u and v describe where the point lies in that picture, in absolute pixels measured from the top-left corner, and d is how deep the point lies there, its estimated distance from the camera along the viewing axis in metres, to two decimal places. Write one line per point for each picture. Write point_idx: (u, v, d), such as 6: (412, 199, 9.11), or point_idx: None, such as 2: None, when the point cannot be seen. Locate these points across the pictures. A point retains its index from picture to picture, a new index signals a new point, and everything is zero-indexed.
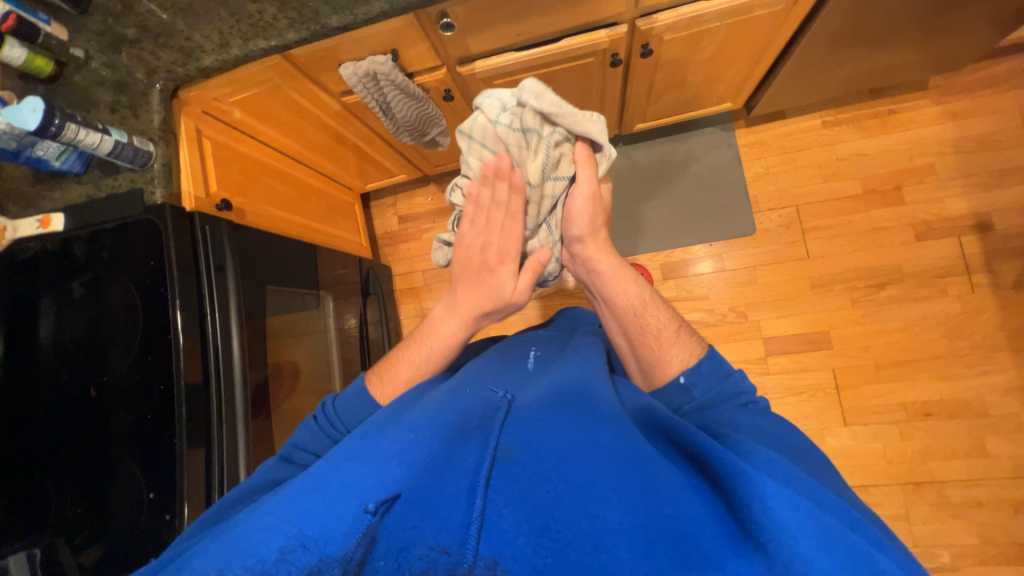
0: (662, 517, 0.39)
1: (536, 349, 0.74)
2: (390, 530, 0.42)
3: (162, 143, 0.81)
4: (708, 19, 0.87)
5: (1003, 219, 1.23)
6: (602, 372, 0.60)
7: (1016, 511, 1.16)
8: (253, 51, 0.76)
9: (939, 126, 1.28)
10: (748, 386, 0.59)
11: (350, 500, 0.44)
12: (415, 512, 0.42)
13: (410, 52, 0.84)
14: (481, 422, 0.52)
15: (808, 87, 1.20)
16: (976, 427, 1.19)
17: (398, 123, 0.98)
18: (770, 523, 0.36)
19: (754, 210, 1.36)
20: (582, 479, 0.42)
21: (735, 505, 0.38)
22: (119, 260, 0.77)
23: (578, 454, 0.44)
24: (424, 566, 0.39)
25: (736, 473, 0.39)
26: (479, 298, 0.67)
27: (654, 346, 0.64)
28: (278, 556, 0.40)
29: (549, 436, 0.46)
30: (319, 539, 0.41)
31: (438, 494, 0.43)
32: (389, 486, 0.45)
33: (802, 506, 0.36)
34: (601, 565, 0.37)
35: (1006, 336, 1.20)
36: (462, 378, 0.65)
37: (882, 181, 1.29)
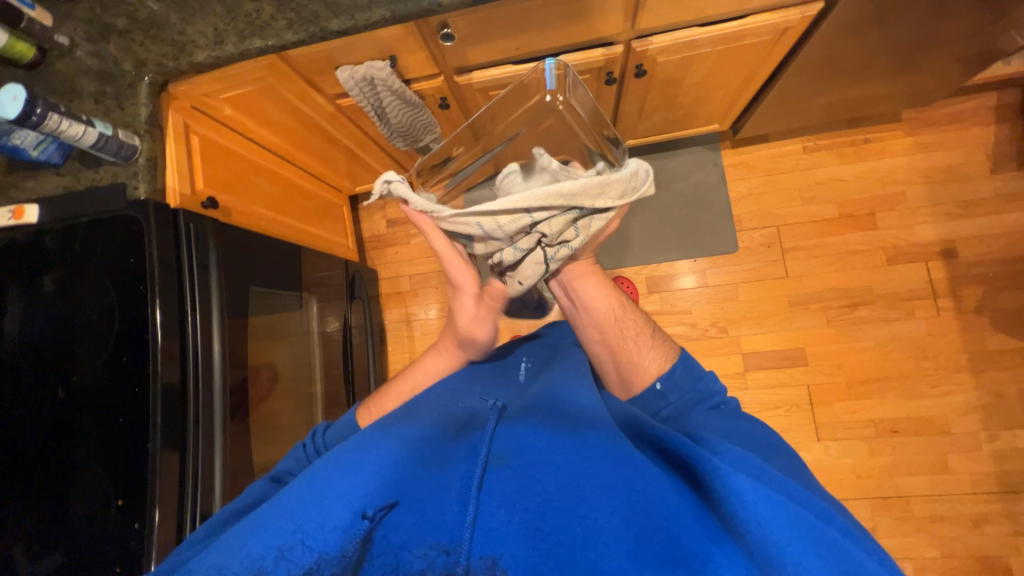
0: (650, 513, 0.39)
1: (527, 360, 0.75)
2: (387, 533, 0.42)
3: (148, 137, 0.79)
4: (700, 44, 0.90)
5: (966, 247, 1.30)
6: (589, 379, 0.62)
7: (974, 526, 1.21)
8: (248, 49, 0.75)
9: (910, 156, 1.35)
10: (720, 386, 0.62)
11: (342, 503, 0.43)
12: (413, 512, 0.43)
13: (409, 59, 0.84)
14: (472, 431, 0.52)
15: (790, 113, 1.24)
16: (940, 444, 1.25)
17: (393, 128, 0.97)
18: (746, 513, 0.37)
19: (737, 228, 1.40)
20: (572, 481, 0.42)
21: (715, 502, 0.39)
22: (94, 255, 0.74)
23: (566, 455, 0.45)
24: (421, 566, 0.39)
25: (712, 471, 0.40)
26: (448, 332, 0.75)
27: (635, 351, 0.66)
28: (277, 553, 0.41)
29: (539, 441, 0.47)
30: (317, 536, 0.42)
31: (431, 498, 0.44)
32: (385, 491, 0.44)
33: (775, 499, 0.37)
34: (590, 562, 0.37)
35: (968, 358, 1.26)
36: (451, 385, 0.66)
37: (857, 206, 1.35)
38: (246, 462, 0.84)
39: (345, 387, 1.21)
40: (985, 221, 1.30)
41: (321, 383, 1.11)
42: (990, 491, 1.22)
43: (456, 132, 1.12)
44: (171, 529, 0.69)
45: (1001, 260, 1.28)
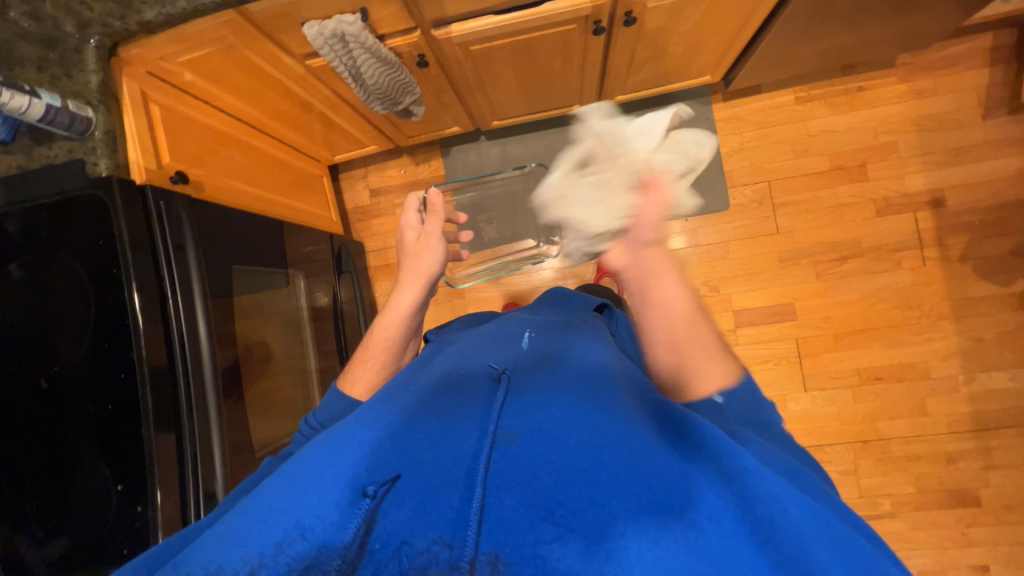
0: (671, 499, 0.40)
1: (531, 329, 0.73)
2: (386, 508, 0.42)
3: (103, 108, 0.73)
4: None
5: (956, 196, 1.29)
6: (600, 354, 0.62)
7: (948, 462, 1.28)
8: (202, 4, 0.69)
9: (903, 104, 1.32)
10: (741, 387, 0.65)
11: (344, 483, 0.44)
12: (414, 497, 0.43)
13: (381, 12, 0.78)
14: (478, 402, 0.52)
15: (783, 61, 1.20)
16: (920, 388, 1.30)
17: (369, 90, 0.91)
18: (776, 516, 0.38)
19: (728, 185, 1.38)
20: (585, 464, 0.43)
21: (745, 498, 0.40)
22: (59, 237, 0.70)
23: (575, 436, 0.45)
24: (424, 562, 0.39)
25: (749, 470, 0.41)
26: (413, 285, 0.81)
27: (705, 359, 0.61)
28: (277, 548, 0.40)
29: (548, 419, 0.48)
30: (317, 528, 0.41)
31: (436, 480, 0.44)
32: (386, 467, 0.45)
33: (810, 507, 0.39)
34: (607, 553, 0.38)
35: (951, 306, 1.29)
36: (454, 360, 0.65)
37: (848, 157, 1.34)
38: (245, 440, 0.84)
39: (340, 361, 1.20)
40: (976, 168, 1.29)
41: (315, 358, 1.10)
42: (964, 429, 1.28)
43: (437, 92, 1.06)
44: (174, 509, 0.70)
45: (990, 208, 1.28)
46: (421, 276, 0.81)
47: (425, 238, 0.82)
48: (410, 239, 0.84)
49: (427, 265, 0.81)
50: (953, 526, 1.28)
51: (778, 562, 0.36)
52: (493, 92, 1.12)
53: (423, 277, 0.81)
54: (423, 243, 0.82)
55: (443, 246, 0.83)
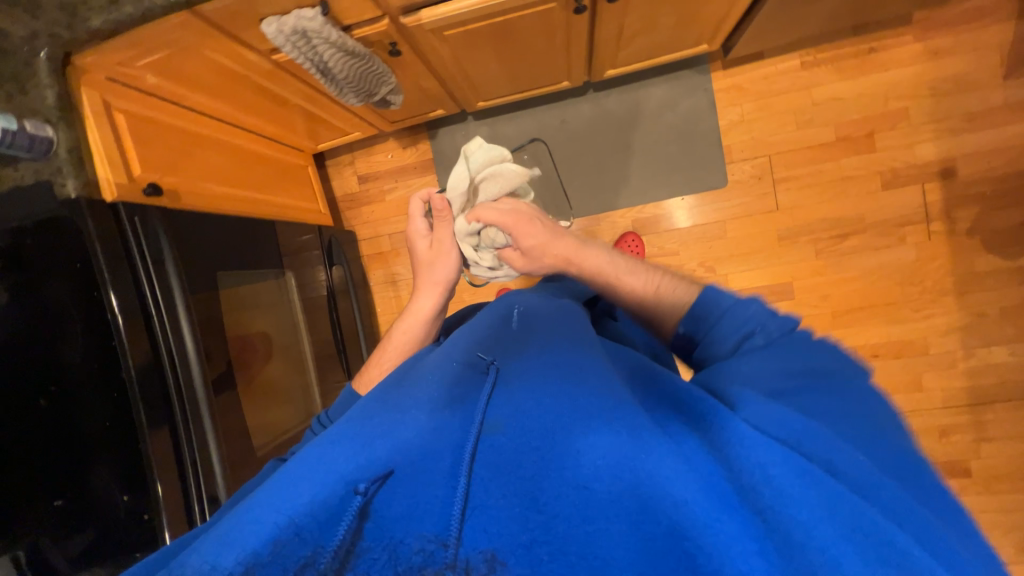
0: (659, 472, 0.36)
1: (529, 316, 0.70)
2: (372, 504, 0.40)
3: (64, 125, 0.71)
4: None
5: (967, 166, 1.22)
6: (592, 342, 0.58)
7: (941, 436, 1.30)
8: (151, 9, 0.65)
9: (917, 65, 1.22)
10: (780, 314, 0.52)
11: (332, 476, 0.40)
12: (406, 492, 0.41)
13: (343, 2, 0.72)
14: (469, 388, 0.49)
15: (787, 23, 1.11)
16: (917, 365, 1.29)
17: (340, 82, 0.88)
18: (772, 489, 0.33)
19: (727, 160, 1.32)
20: (567, 448, 0.40)
21: (733, 467, 0.35)
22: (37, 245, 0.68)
23: (558, 421, 0.42)
24: (420, 561, 0.37)
25: (741, 437, 0.36)
26: (430, 293, 0.86)
27: (733, 328, 0.53)
28: (275, 534, 0.38)
29: (535, 403, 0.44)
30: (310, 528, 0.38)
31: (425, 473, 0.41)
32: (378, 461, 0.41)
33: (818, 472, 0.33)
34: (588, 536, 0.36)
35: (955, 281, 1.25)
36: (447, 351, 0.63)
37: (855, 127, 1.26)
38: (244, 438, 0.87)
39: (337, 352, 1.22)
40: (991, 134, 1.21)
41: (309, 340, 1.11)
42: (961, 404, 1.28)
43: (415, 78, 1.01)
44: (178, 510, 0.75)
45: (1005, 178, 1.21)
46: (437, 283, 0.87)
47: (439, 247, 0.89)
48: (422, 249, 0.91)
49: (443, 273, 0.86)
50: None
51: (771, 540, 0.31)
52: (475, 74, 1.06)
53: (438, 286, 0.86)
54: (437, 250, 0.89)
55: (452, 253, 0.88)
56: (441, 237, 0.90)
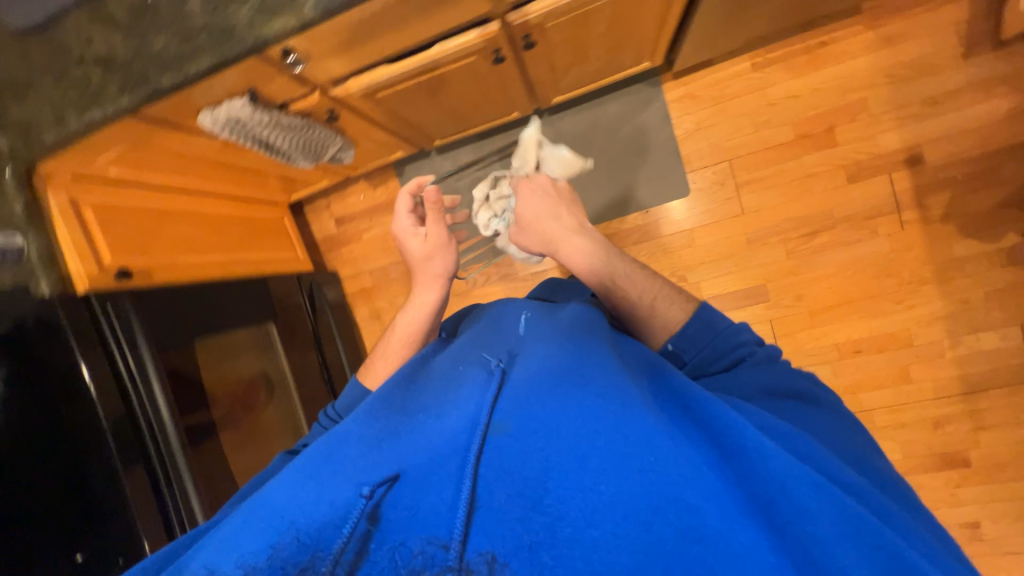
0: (659, 494, 0.39)
1: (529, 312, 0.70)
2: (382, 504, 0.44)
3: (33, 231, 0.78)
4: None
5: (934, 151, 1.19)
6: (603, 330, 0.60)
7: (935, 427, 1.27)
8: (92, 122, 0.70)
9: (872, 54, 1.20)
10: (746, 338, 0.66)
11: (347, 484, 0.44)
12: (413, 494, 0.44)
13: (270, 87, 0.77)
14: (477, 391, 0.53)
15: (727, 31, 1.10)
16: (902, 357, 1.26)
17: (285, 151, 0.95)
18: (784, 500, 0.38)
19: (688, 169, 1.32)
20: (575, 452, 0.42)
21: (748, 479, 0.40)
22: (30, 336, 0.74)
23: (568, 424, 0.44)
24: (419, 563, 0.40)
25: (759, 450, 0.41)
26: (429, 286, 0.88)
27: (728, 348, 0.65)
28: (271, 551, 0.41)
29: (540, 405, 0.46)
30: (316, 533, 0.42)
31: (435, 478, 0.45)
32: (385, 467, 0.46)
33: (814, 483, 0.39)
34: (591, 539, 0.38)
35: (933, 270, 1.22)
36: (452, 357, 0.66)
37: (814, 123, 1.24)
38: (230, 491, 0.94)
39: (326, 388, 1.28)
40: (956, 116, 1.18)
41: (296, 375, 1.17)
42: (953, 394, 1.25)
43: (363, 133, 1.05)
44: None
45: (974, 159, 1.18)
46: (437, 276, 0.88)
47: (434, 241, 0.88)
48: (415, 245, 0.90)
49: (441, 265, 0.87)
50: (941, 489, 1.28)
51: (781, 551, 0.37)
52: (421, 121, 1.09)
53: (440, 277, 0.88)
54: (433, 242, 0.88)
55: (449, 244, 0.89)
56: (435, 228, 0.89)
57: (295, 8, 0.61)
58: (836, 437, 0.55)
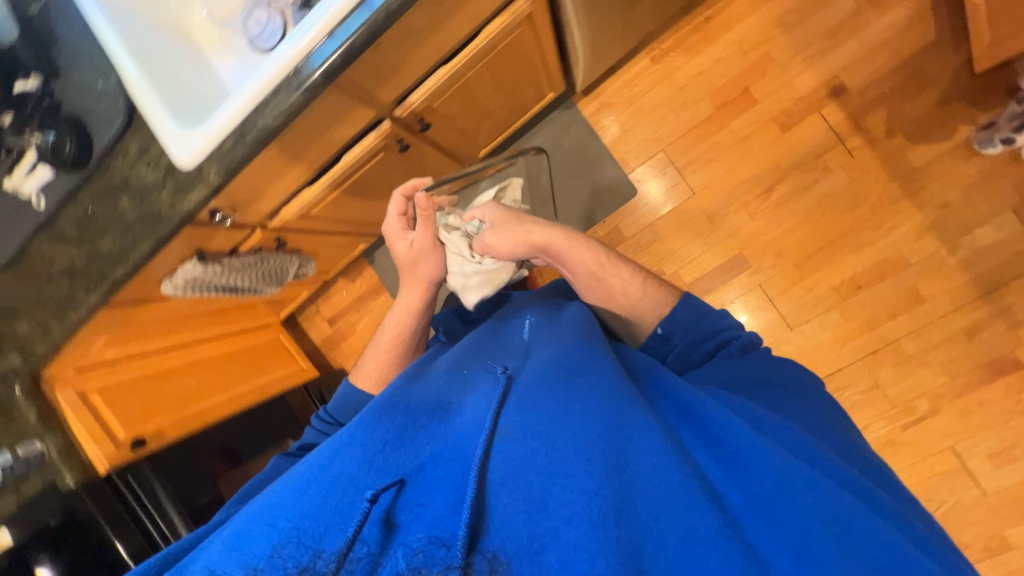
0: (662, 505, 0.40)
1: (533, 318, 0.73)
2: (390, 509, 0.43)
3: (47, 433, 0.86)
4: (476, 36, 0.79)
5: (853, 76, 1.20)
6: (598, 341, 0.62)
7: (969, 338, 1.20)
8: (71, 324, 0.79)
9: (757, 12, 1.24)
10: (728, 320, 0.70)
11: (352, 486, 0.43)
12: (417, 496, 0.44)
13: (213, 242, 0.85)
14: (484, 397, 0.53)
15: (612, 43, 1.16)
16: (906, 279, 1.21)
17: (249, 285, 1.03)
18: (780, 499, 0.41)
19: (628, 170, 1.36)
20: (579, 456, 0.42)
21: (752, 477, 0.43)
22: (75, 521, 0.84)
23: (573, 429, 0.45)
24: (419, 562, 0.38)
25: (751, 446, 0.44)
26: (413, 292, 0.84)
27: (714, 329, 0.68)
28: (269, 556, 0.38)
29: (545, 413, 0.47)
30: (314, 534, 0.40)
31: (437, 480, 0.45)
32: (389, 470, 0.45)
33: (813, 478, 0.42)
34: (595, 543, 0.36)
35: (900, 185, 1.20)
36: (453, 359, 0.67)
37: (729, 90, 1.27)
38: None
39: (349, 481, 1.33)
40: (861, 39, 1.19)
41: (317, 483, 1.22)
42: (973, 299, 1.18)
43: (316, 244, 1.13)
44: None
45: (896, 70, 1.17)
46: (420, 281, 0.84)
47: (421, 248, 0.81)
48: (400, 249, 0.83)
49: (427, 272, 0.82)
50: (1003, 399, 1.19)
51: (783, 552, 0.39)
52: (365, 215, 1.17)
53: (424, 283, 0.83)
54: (419, 249, 0.81)
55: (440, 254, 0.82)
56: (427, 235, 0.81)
57: (202, 178, 0.68)
58: (806, 415, 0.55)
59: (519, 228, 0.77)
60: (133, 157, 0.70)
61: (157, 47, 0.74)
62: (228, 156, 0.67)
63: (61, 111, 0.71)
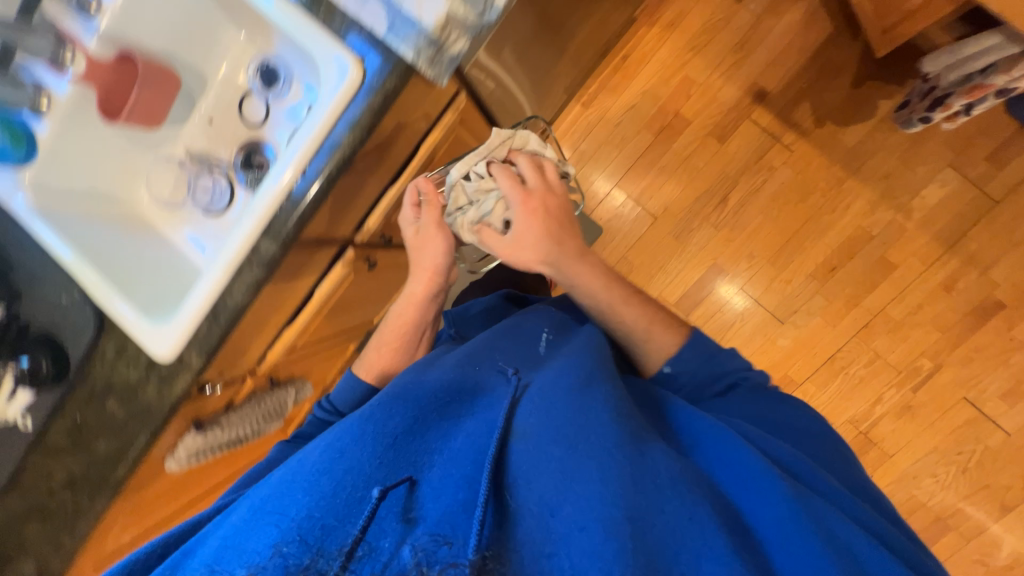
0: (664, 507, 0.45)
1: (547, 329, 0.76)
2: (404, 508, 0.46)
3: None
4: (415, 141, 0.77)
5: (771, 80, 1.26)
6: (600, 352, 0.66)
7: (949, 291, 1.23)
8: (74, 539, 0.74)
9: (668, 42, 1.31)
10: (737, 364, 0.74)
11: (363, 481, 0.46)
12: (428, 493, 0.48)
13: (207, 408, 0.85)
14: (495, 402, 0.56)
15: (541, 104, 1.21)
16: (874, 250, 1.26)
17: (255, 431, 1.00)
18: (769, 514, 0.46)
19: (588, 211, 1.39)
20: (593, 464, 0.47)
21: (753, 494, 0.48)
22: None
23: (590, 437, 0.50)
24: (420, 564, 0.39)
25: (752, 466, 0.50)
26: (421, 282, 0.80)
27: (721, 372, 0.72)
28: (278, 552, 0.41)
29: (561, 419, 0.52)
30: (331, 527, 0.43)
31: (448, 482, 0.48)
32: (399, 470, 0.48)
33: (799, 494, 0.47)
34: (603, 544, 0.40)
35: (842, 166, 1.25)
36: (467, 351, 0.66)
37: (661, 117, 1.33)
38: None
39: None
40: (768, 46, 1.26)
41: None
42: (941, 254, 1.23)
43: (308, 366, 1.13)
44: None
45: (808, 66, 1.24)
46: (425, 268, 0.79)
47: (425, 233, 0.77)
48: (407, 235, 0.80)
49: (432, 257, 0.78)
50: (997, 340, 1.23)
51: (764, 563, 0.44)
52: (349, 325, 1.17)
53: (430, 271, 0.79)
54: (424, 234, 0.78)
55: (445, 236, 0.78)
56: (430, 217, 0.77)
57: (184, 365, 0.68)
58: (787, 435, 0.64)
59: (552, 240, 0.71)
60: (111, 358, 0.70)
61: (110, 239, 0.75)
62: (205, 340, 0.67)
63: (31, 332, 0.71)
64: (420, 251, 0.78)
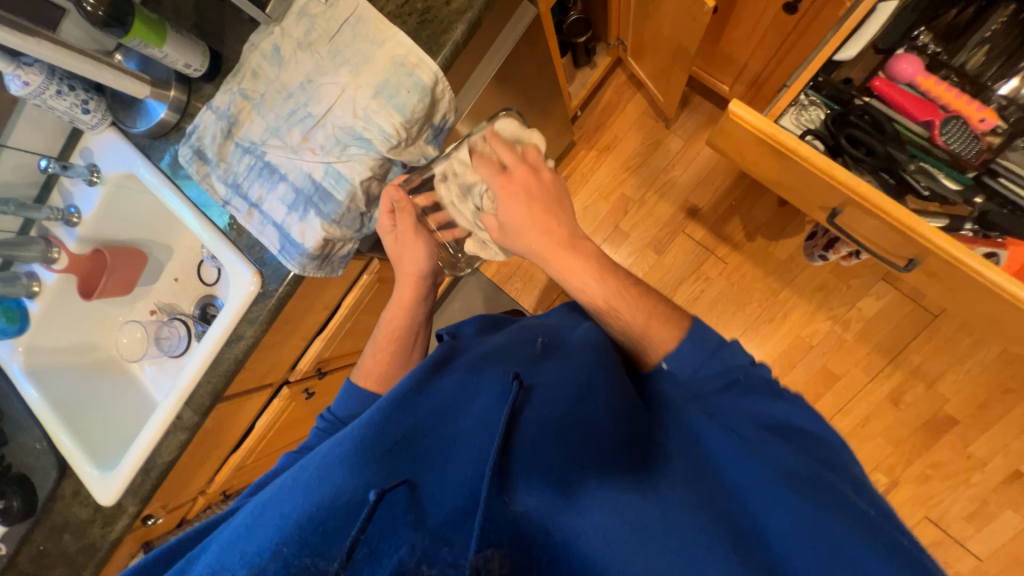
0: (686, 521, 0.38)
1: (544, 335, 0.60)
2: (410, 511, 0.39)
3: None
4: (332, 303, 0.89)
5: (701, 197, 1.34)
6: (605, 361, 0.52)
7: (896, 404, 1.21)
8: None
9: (605, 162, 1.41)
10: (743, 358, 0.52)
11: (353, 483, 0.39)
12: (437, 493, 0.41)
13: (156, 531, 0.95)
14: (497, 403, 0.46)
15: None
16: (815, 359, 1.26)
17: None
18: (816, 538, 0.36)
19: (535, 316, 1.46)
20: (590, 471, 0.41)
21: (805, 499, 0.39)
22: None
23: (623, 441, 0.43)
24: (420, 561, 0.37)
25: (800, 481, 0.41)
26: (405, 289, 0.70)
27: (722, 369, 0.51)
28: (273, 550, 0.37)
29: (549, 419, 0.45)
30: (322, 528, 0.38)
31: (453, 478, 0.41)
32: (394, 471, 0.41)
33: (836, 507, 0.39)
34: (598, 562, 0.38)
35: (775, 277, 1.29)
36: (480, 353, 0.56)
37: (602, 229, 1.40)
38: None
39: None
40: (695, 167, 1.35)
41: None
42: (885, 364, 1.22)
43: None
44: None
45: (735, 185, 1.32)
46: (409, 275, 0.69)
47: (404, 239, 0.68)
48: (389, 243, 0.70)
49: (417, 264, 0.68)
50: (954, 457, 1.18)
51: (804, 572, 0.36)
52: None
53: (416, 277, 0.69)
54: (402, 241, 0.68)
55: (426, 241, 0.69)
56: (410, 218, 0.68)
57: (122, 510, 0.79)
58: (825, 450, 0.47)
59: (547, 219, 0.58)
60: (69, 498, 0.82)
61: (82, 387, 0.89)
62: (139, 490, 0.79)
63: (11, 471, 0.84)
64: (403, 257, 0.68)
